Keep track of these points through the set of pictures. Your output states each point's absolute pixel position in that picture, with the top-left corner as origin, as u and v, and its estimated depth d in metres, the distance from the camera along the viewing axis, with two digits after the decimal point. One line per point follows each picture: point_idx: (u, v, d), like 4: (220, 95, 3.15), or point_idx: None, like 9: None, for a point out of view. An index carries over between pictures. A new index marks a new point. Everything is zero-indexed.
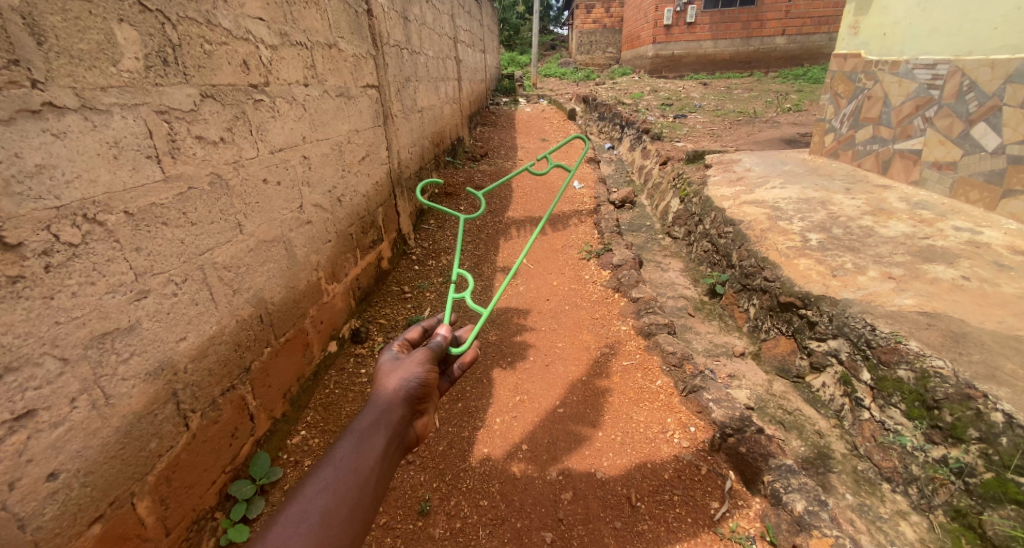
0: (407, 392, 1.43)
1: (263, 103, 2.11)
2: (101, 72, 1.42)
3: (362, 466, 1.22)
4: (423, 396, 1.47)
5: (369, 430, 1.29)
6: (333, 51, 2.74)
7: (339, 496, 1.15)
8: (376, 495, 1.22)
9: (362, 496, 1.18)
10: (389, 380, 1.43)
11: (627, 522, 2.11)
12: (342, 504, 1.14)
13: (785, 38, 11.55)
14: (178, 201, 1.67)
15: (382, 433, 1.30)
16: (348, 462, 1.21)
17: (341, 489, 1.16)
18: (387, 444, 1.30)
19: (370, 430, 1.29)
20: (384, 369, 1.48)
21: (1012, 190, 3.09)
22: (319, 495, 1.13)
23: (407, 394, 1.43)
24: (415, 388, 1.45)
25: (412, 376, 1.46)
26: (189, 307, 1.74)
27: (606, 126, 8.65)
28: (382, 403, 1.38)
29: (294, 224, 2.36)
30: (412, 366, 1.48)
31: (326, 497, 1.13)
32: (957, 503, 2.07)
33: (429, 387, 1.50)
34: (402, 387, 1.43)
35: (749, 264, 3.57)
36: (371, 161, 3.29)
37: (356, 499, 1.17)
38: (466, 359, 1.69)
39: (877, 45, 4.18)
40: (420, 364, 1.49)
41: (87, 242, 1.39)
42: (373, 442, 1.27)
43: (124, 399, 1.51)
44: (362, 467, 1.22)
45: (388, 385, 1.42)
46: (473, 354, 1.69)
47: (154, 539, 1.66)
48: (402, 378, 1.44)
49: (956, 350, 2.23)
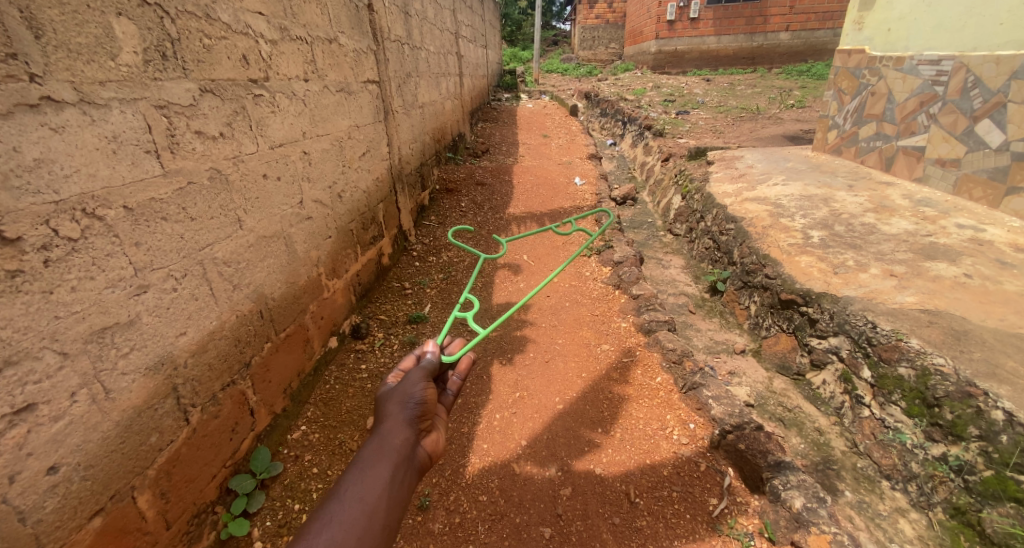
0: (409, 415, 1.43)
1: (263, 98, 2.10)
2: (100, 66, 1.42)
3: (368, 496, 1.22)
4: (426, 414, 1.47)
5: (373, 458, 1.29)
6: (334, 46, 2.73)
7: (346, 528, 1.15)
8: (386, 522, 1.21)
9: (369, 526, 1.18)
10: (391, 405, 1.45)
11: (626, 517, 2.12)
12: (350, 535, 1.14)
13: (789, 33, 11.43)
14: (177, 196, 1.67)
15: (387, 460, 1.30)
16: (354, 493, 1.21)
17: (348, 520, 1.16)
18: (393, 470, 1.29)
19: (374, 458, 1.29)
20: (385, 397, 1.49)
21: (1016, 187, 3.07)
22: (326, 528, 1.13)
23: (410, 416, 1.43)
24: (416, 407, 1.45)
25: (413, 396, 1.47)
26: (189, 302, 1.74)
27: (608, 122, 8.63)
28: (386, 429, 1.38)
29: (294, 219, 2.37)
30: (411, 387, 1.49)
31: (333, 529, 1.13)
32: (956, 500, 2.07)
33: (432, 404, 1.51)
34: (404, 410, 1.43)
35: (750, 261, 3.57)
36: (372, 157, 3.28)
37: (364, 530, 1.17)
38: (462, 368, 1.69)
39: (882, 40, 4.14)
40: (418, 383, 1.50)
41: (87, 237, 1.40)
42: (378, 470, 1.27)
43: (125, 393, 1.52)
44: (369, 497, 1.21)
45: (391, 410, 1.43)
46: (469, 360, 1.69)
47: (155, 532, 1.67)
48: (403, 400, 1.46)
49: (957, 348, 2.22)
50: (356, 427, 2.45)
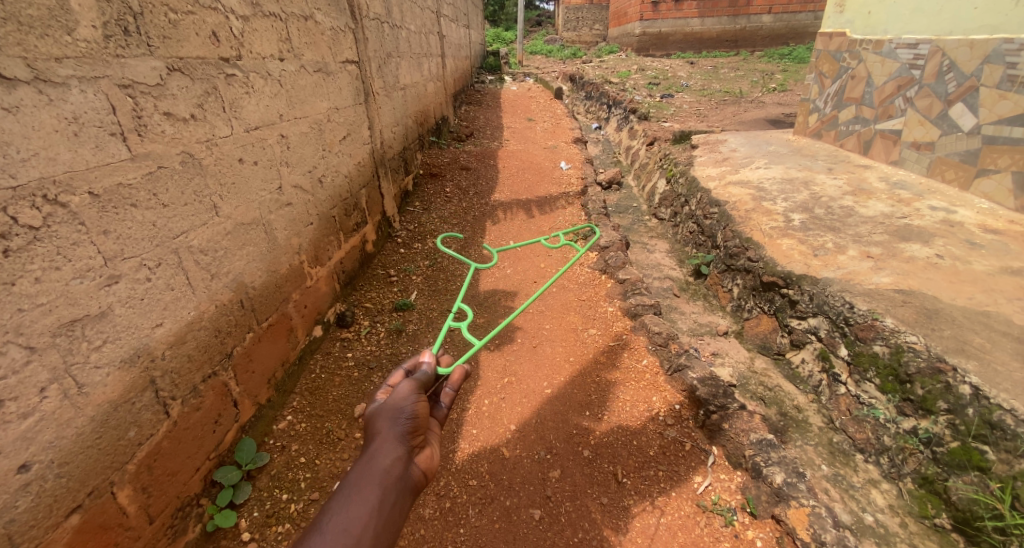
0: (399, 432, 1.37)
1: (236, 78, 2.01)
2: (55, 41, 1.33)
3: (354, 524, 1.15)
4: (419, 430, 1.42)
5: (361, 480, 1.23)
6: (309, 23, 2.62)
7: None
8: None
9: None
10: (381, 420, 1.39)
11: (613, 497, 2.15)
12: None
13: (771, 16, 11.44)
14: (147, 181, 1.60)
15: (376, 481, 1.25)
16: (339, 521, 1.15)
17: None
18: (382, 494, 1.23)
19: (362, 481, 1.23)
20: (374, 412, 1.44)
21: (985, 169, 3.16)
22: None
23: (402, 432, 1.38)
24: (408, 422, 1.40)
25: (404, 411, 1.42)
26: (165, 292, 1.68)
27: (593, 105, 8.55)
28: (375, 448, 1.33)
29: (273, 206, 2.29)
30: (402, 400, 1.44)
31: None
32: (925, 470, 2.15)
33: (425, 418, 1.46)
34: (395, 426, 1.38)
35: (733, 244, 3.58)
36: (353, 141, 3.19)
37: None
38: (455, 380, 1.63)
39: (862, 24, 4.16)
40: (409, 397, 1.45)
41: (49, 225, 1.32)
42: (367, 493, 1.21)
43: (98, 388, 1.47)
44: (355, 524, 1.15)
45: (380, 426, 1.38)
46: (462, 372, 1.62)
47: (137, 528, 1.63)
48: (394, 415, 1.40)
49: (929, 326, 2.29)
50: (344, 416, 2.43)
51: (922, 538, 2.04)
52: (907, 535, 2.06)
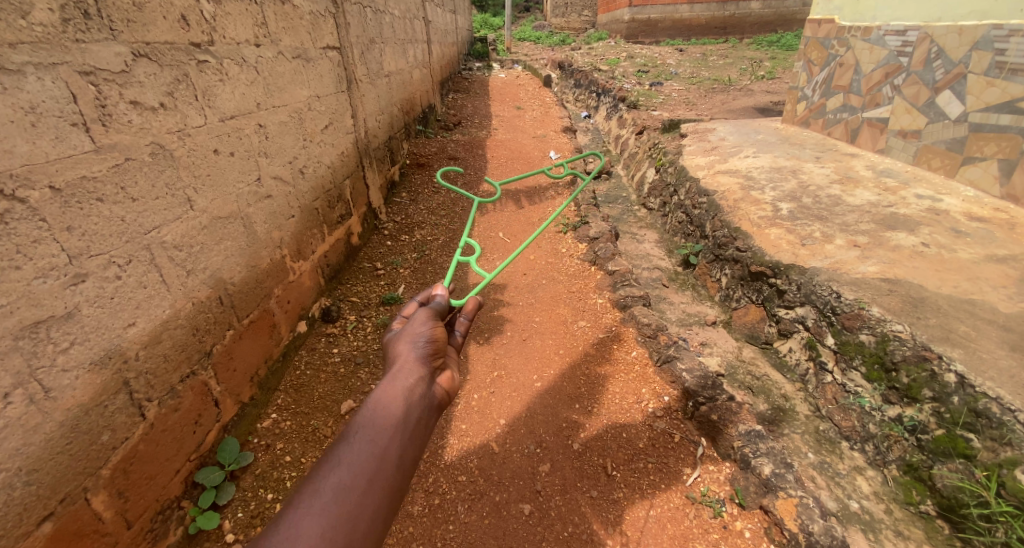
0: (418, 354, 1.32)
1: (208, 64, 1.92)
2: (7, 25, 1.24)
3: (380, 432, 1.08)
4: (438, 352, 1.36)
5: (383, 394, 1.16)
6: (287, 7, 2.52)
7: (357, 468, 1.01)
8: (402, 459, 1.07)
9: (383, 463, 1.04)
10: (399, 345, 1.34)
11: (603, 490, 2.14)
12: (363, 475, 1.00)
13: (759, 2, 11.40)
14: (114, 175, 1.52)
15: (399, 393, 1.17)
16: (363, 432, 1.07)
17: (359, 460, 1.02)
18: (408, 403, 1.16)
19: (384, 395, 1.16)
20: (392, 340, 1.39)
21: (972, 157, 3.17)
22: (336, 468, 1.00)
23: (421, 352, 1.32)
24: (427, 343, 1.35)
25: (421, 335, 1.37)
26: (137, 290, 1.61)
27: (582, 93, 8.46)
28: (395, 368, 1.27)
29: (251, 198, 2.21)
30: (418, 326, 1.39)
31: (343, 470, 1.00)
32: (910, 458, 2.18)
33: (444, 342, 1.40)
34: (413, 348, 1.33)
35: (722, 234, 3.58)
36: (335, 130, 3.10)
37: (377, 469, 1.03)
38: (469, 310, 1.59)
39: (850, 11, 4.14)
40: (426, 322, 1.41)
41: (6, 222, 1.24)
42: (390, 407, 1.14)
43: (67, 392, 1.41)
44: (382, 432, 1.08)
45: (399, 350, 1.32)
46: (475, 303, 1.58)
47: (114, 533, 1.59)
48: (412, 339, 1.35)
49: (914, 314, 2.30)
50: (330, 413, 2.38)
51: (907, 525, 2.07)
52: (892, 522, 2.08)
